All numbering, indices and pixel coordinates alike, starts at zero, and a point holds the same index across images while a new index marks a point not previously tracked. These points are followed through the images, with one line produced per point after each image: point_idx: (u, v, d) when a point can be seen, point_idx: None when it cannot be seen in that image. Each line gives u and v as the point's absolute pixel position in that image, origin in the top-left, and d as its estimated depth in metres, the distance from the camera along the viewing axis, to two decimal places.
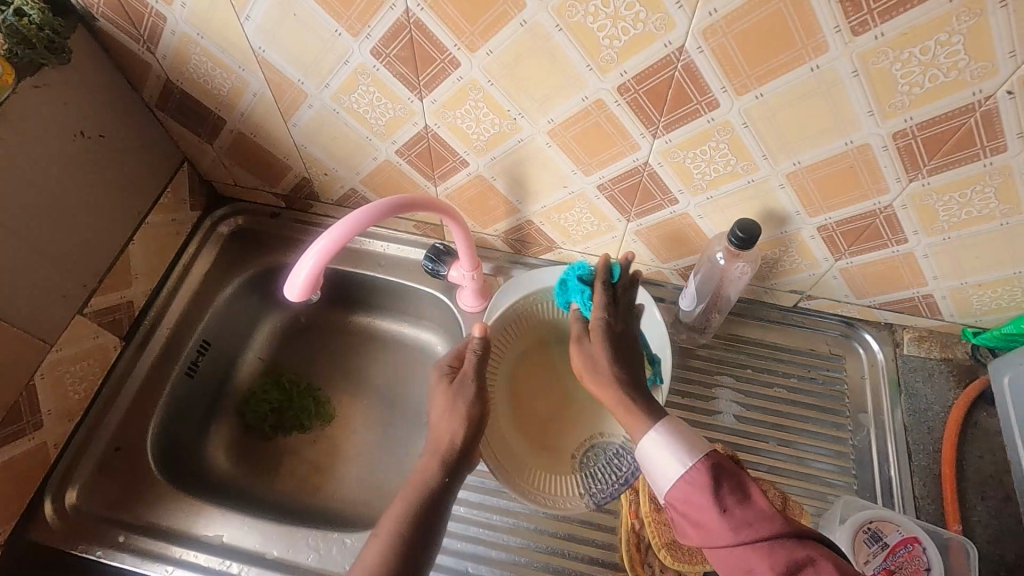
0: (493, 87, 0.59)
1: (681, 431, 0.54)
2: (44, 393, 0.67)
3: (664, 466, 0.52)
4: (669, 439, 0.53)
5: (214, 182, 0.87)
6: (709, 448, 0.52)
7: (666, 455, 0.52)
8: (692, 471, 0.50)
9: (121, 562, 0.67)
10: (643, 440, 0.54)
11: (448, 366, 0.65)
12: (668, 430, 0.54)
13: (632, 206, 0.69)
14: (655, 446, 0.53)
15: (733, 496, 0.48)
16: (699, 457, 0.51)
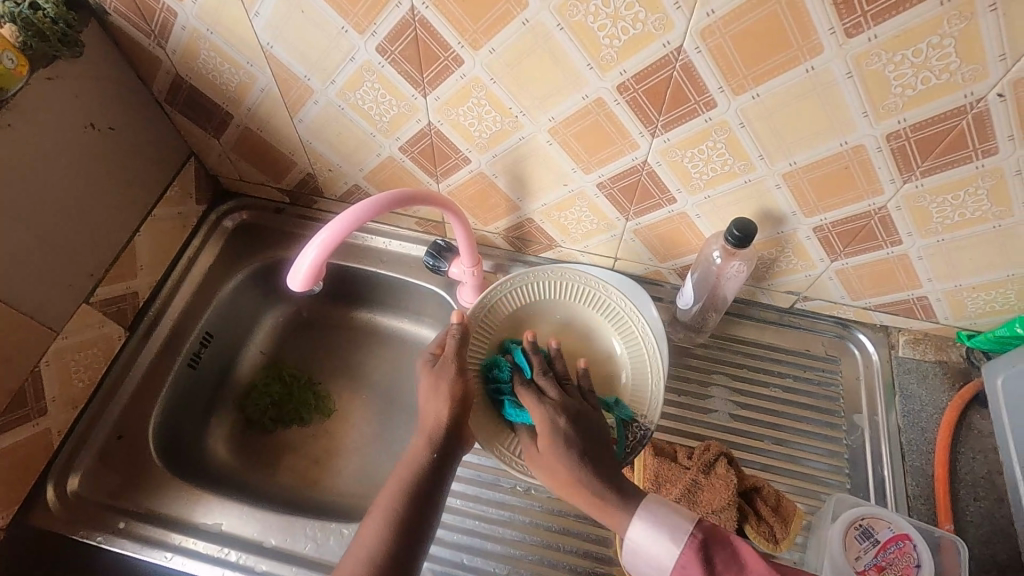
0: (496, 84, 0.60)
1: (660, 512, 0.53)
2: (49, 379, 0.68)
3: (656, 554, 0.52)
4: (650, 528, 0.52)
5: (220, 177, 0.88)
6: (693, 526, 0.51)
7: (657, 541, 0.52)
8: (682, 557, 0.50)
9: (120, 548, 0.68)
10: (627, 539, 0.54)
11: (432, 350, 0.67)
12: (646, 517, 0.53)
13: (631, 204, 0.70)
14: (640, 539, 0.53)
15: (730, 569, 0.48)
16: (687, 537, 0.51)
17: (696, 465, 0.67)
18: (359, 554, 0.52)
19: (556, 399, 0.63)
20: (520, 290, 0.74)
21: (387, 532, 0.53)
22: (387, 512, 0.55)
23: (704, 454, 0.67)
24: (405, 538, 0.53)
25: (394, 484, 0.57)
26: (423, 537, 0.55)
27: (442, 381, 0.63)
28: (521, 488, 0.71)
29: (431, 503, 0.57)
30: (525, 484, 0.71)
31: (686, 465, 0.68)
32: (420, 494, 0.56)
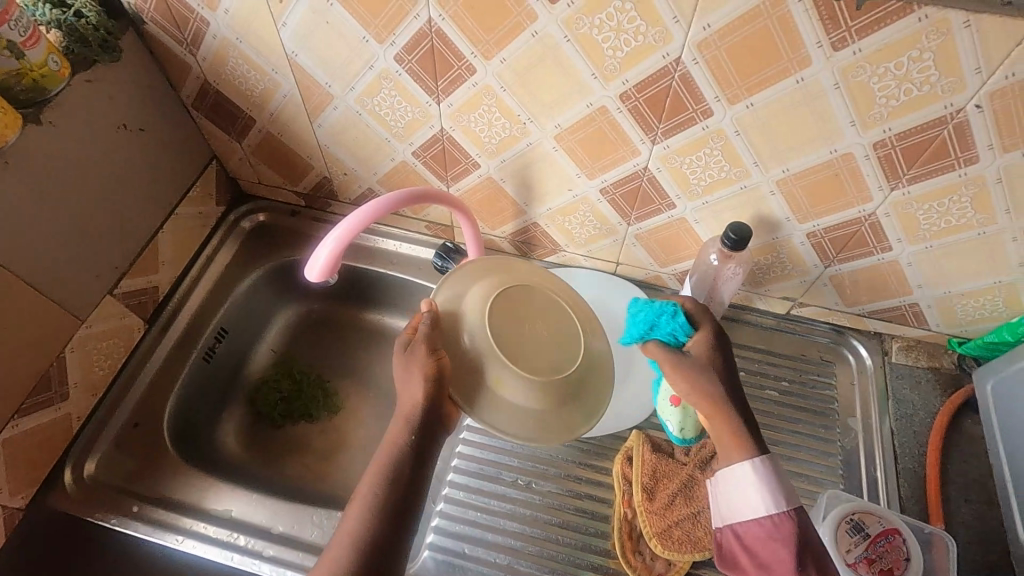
0: (505, 92, 0.64)
1: (782, 477, 0.55)
2: (73, 366, 0.71)
3: (752, 503, 0.55)
4: (763, 484, 0.55)
5: (239, 180, 0.92)
6: (796, 505, 0.54)
7: (756, 500, 0.55)
8: (776, 518, 0.54)
9: (133, 530, 0.70)
10: (735, 468, 0.57)
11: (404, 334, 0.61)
12: (766, 470, 0.55)
13: (632, 210, 0.73)
14: (750, 479, 0.56)
15: (813, 564, 0.52)
16: (787, 512, 0.54)
17: (694, 460, 0.71)
18: (342, 545, 0.52)
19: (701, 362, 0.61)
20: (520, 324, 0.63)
21: (370, 522, 0.53)
22: (367, 501, 0.54)
23: (701, 450, 0.72)
24: (392, 521, 0.54)
25: (371, 470, 0.56)
26: (409, 515, 0.55)
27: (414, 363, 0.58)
28: (522, 482, 0.73)
29: (411, 485, 0.56)
30: (526, 478, 0.73)
31: (683, 460, 0.72)
32: (397, 477, 0.55)
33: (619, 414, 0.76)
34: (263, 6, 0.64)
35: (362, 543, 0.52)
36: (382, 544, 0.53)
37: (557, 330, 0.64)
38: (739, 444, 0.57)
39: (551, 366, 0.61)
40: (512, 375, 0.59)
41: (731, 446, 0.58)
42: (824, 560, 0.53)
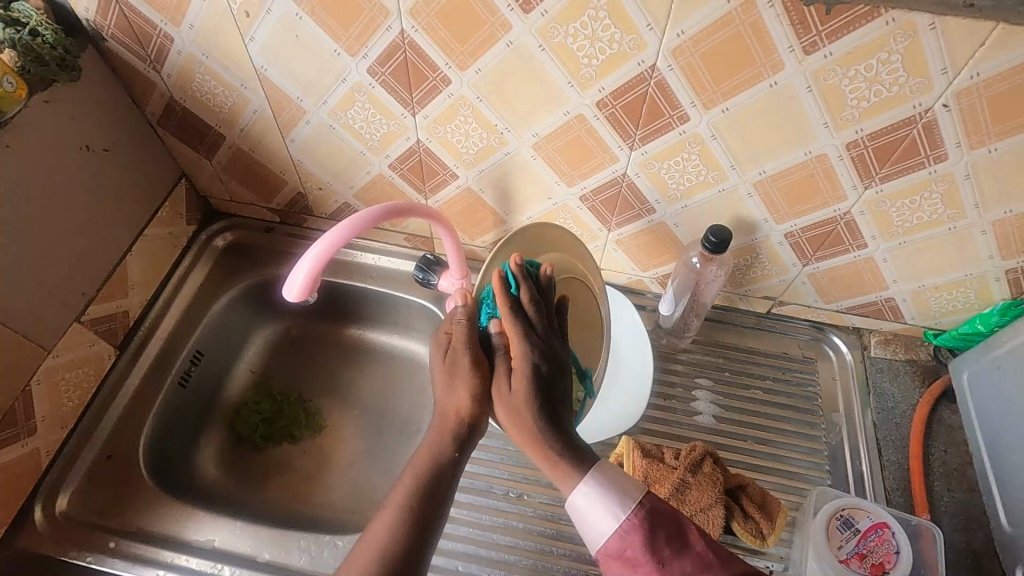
0: (481, 102, 0.63)
1: (610, 479, 0.53)
2: (40, 398, 0.68)
3: (598, 521, 0.52)
4: (601, 495, 0.52)
5: (210, 198, 0.90)
6: (637, 497, 0.52)
7: (600, 510, 0.52)
8: (624, 525, 0.51)
9: (110, 567, 0.67)
10: (573, 499, 0.53)
11: (443, 334, 0.60)
12: (597, 481, 0.53)
13: (612, 215, 0.73)
14: (586, 503, 0.52)
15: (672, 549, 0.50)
16: (633, 508, 0.51)
17: (683, 464, 0.68)
18: (364, 554, 0.51)
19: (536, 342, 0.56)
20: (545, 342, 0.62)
21: (393, 533, 0.52)
22: (395, 513, 0.53)
23: (691, 453, 0.68)
24: (418, 531, 0.53)
25: (403, 479, 0.55)
26: (432, 530, 0.54)
27: (456, 376, 0.57)
28: (513, 494, 0.72)
29: (442, 498, 0.55)
30: (517, 490, 0.73)
31: (673, 464, 0.69)
32: (427, 489, 0.55)
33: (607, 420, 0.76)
34: (229, 20, 0.62)
35: (384, 553, 0.51)
36: (405, 556, 0.52)
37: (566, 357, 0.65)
38: (563, 470, 0.54)
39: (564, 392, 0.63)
40: None
41: (559, 478, 0.55)
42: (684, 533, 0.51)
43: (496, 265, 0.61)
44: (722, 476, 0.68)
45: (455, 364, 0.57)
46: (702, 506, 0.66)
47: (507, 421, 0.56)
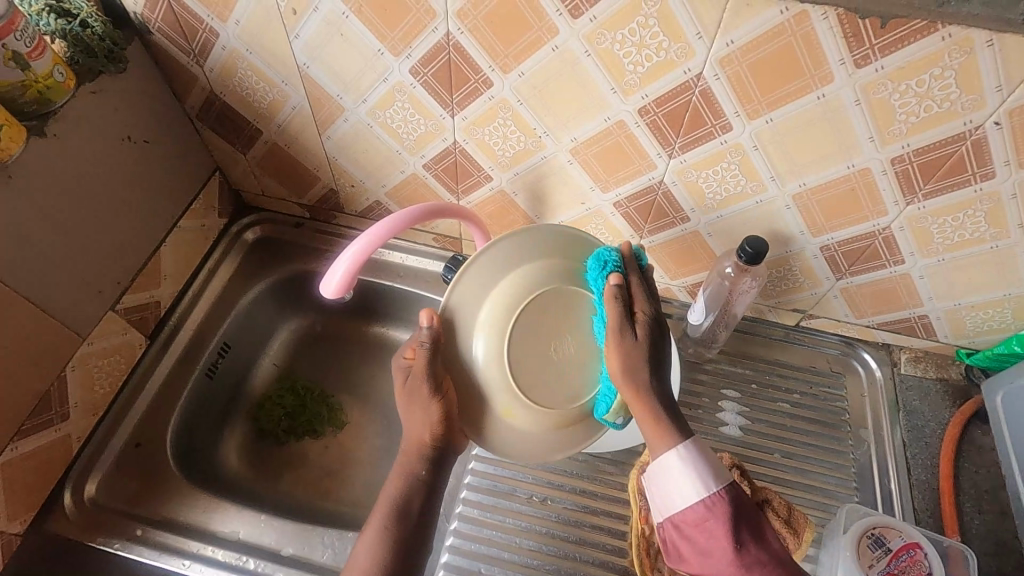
0: (522, 106, 0.63)
1: (706, 457, 0.54)
2: (74, 385, 0.69)
3: (682, 487, 0.53)
4: (695, 467, 0.53)
5: (242, 191, 0.90)
6: (728, 481, 0.53)
7: (688, 482, 0.53)
8: (709, 500, 0.52)
9: (137, 555, 0.68)
10: (661, 459, 0.54)
11: (403, 358, 0.59)
12: (695, 453, 0.53)
13: (645, 223, 0.73)
14: (676, 467, 0.53)
15: (750, 536, 0.50)
16: (718, 488, 0.52)
17: None
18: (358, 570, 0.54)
19: (654, 302, 0.60)
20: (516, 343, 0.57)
21: (381, 550, 0.55)
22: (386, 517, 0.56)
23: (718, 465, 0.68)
24: (403, 551, 0.55)
25: (383, 502, 0.57)
26: (420, 547, 0.57)
27: (415, 399, 0.56)
28: (537, 499, 0.72)
29: (419, 522, 0.57)
30: (541, 495, 0.73)
31: None
32: (406, 510, 0.57)
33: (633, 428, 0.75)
34: (276, 17, 0.63)
35: (380, 567, 0.54)
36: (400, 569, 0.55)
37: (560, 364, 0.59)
38: (657, 428, 0.55)
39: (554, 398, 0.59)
40: (522, 408, 0.58)
41: (651, 432, 0.55)
42: (763, 531, 0.51)
43: (462, 286, 0.58)
44: (749, 489, 0.68)
45: (415, 389, 0.56)
46: None
47: (620, 371, 0.56)
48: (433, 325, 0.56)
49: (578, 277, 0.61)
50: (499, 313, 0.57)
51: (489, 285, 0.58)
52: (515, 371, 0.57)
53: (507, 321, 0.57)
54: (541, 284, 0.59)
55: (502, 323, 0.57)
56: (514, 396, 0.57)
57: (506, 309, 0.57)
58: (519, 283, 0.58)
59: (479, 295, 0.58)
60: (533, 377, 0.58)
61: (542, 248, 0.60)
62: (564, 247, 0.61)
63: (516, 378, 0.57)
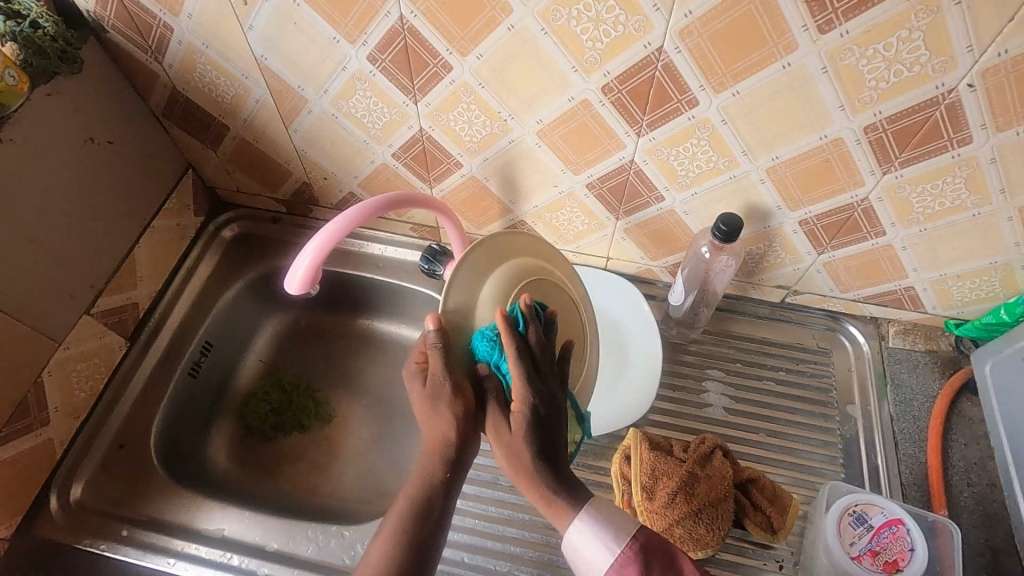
0: (484, 89, 0.62)
1: (605, 513, 0.53)
2: (52, 389, 0.69)
3: (593, 555, 0.52)
4: (597, 528, 0.52)
5: (217, 189, 0.90)
6: (633, 529, 0.53)
7: (594, 544, 0.52)
8: (618, 557, 0.51)
9: (122, 555, 0.68)
10: (567, 532, 0.53)
11: (414, 363, 0.58)
12: (594, 513, 0.53)
13: (620, 204, 0.71)
14: (581, 536, 0.52)
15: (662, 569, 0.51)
16: (623, 543, 0.52)
17: (693, 456, 0.66)
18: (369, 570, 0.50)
19: (528, 381, 0.54)
20: None
21: (396, 547, 0.51)
22: (399, 515, 0.53)
23: (700, 446, 0.67)
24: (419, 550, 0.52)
25: (401, 500, 0.54)
26: (436, 545, 0.53)
27: (439, 401, 0.55)
28: (520, 487, 0.72)
29: (438, 518, 0.54)
30: None
31: (682, 458, 0.67)
32: (425, 508, 0.54)
33: (616, 411, 0.74)
34: (227, 9, 0.61)
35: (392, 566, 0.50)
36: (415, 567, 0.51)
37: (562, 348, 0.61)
38: (553, 510, 0.54)
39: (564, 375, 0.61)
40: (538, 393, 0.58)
41: (549, 512, 0.54)
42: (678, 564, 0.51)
43: (456, 289, 0.59)
44: (732, 470, 0.67)
45: (437, 388, 0.55)
46: (711, 500, 0.64)
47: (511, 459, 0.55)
48: (439, 327, 0.55)
49: (544, 272, 0.65)
50: (489, 316, 0.59)
51: (475, 290, 0.60)
52: None
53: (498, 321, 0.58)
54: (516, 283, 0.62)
55: None
56: None
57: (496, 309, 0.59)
58: (504, 282, 0.61)
59: (469, 296, 0.60)
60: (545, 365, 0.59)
61: (516, 249, 0.64)
62: (534, 247, 0.65)
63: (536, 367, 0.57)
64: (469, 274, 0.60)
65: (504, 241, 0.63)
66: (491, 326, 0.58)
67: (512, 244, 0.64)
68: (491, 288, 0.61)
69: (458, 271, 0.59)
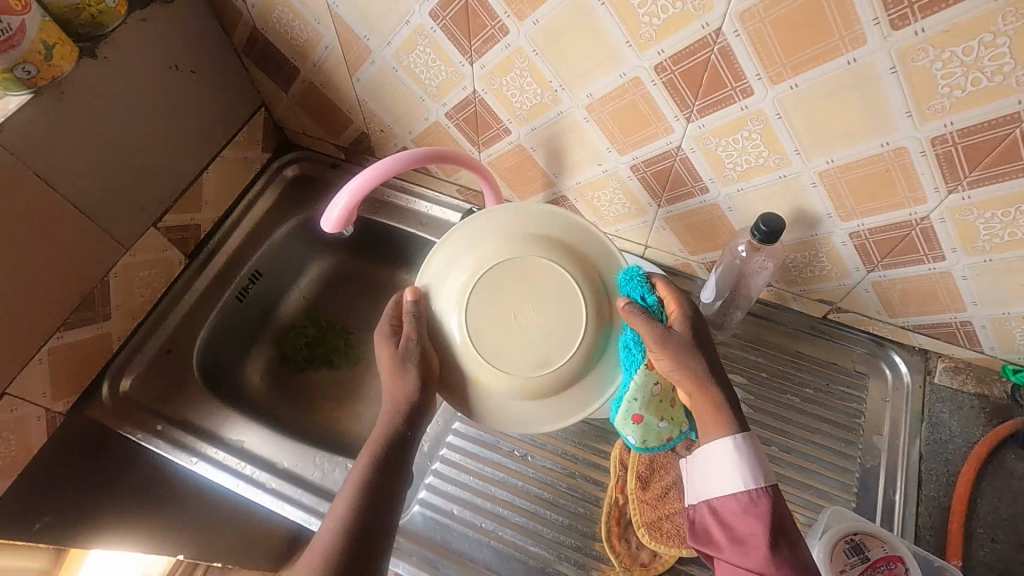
0: (538, 56, 0.62)
1: (762, 458, 0.54)
2: (116, 290, 0.77)
3: (726, 473, 0.54)
4: (741, 461, 0.53)
5: (285, 129, 0.95)
6: (775, 484, 0.52)
7: (733, 470, 0.53)
8: (753, 494, 0.52)
9: (154, 446, 0.76)
10: (714, 443, 0.55)
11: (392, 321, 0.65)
12: (750, 449, 0.53)
13: (663, 190, 0.70)
14: (726, 453, 0.54)
15: (783, 534, 0.50)
16: (761, 488, 0.52)
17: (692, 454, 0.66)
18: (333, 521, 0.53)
19: (683, 304, 0.61)
20: (480, 313, 0.61)
21: (359, 500, 0.54)
22: (364, 470, 0.56)
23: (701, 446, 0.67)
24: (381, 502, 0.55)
25: (365, 455, 0.57)
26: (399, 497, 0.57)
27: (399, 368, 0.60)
28: (518, 453, 0.74)
29: (400, 472, 0.57)
30: (523, 450, 0.74)
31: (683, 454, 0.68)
32: (389, 463, 0.57)
33: None
34: None
35: (354, 518, 0.53)
36: (377, 518, 0.54)
37: (543, 332, 0.61)
38: (716, 419, 0.56)
39: (536, 361, 0.61)
40: (492, 375, 0.61)
41: (709, 421, 0.57)
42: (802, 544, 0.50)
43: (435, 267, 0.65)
44: None
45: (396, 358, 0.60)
46: None
47: (672, 368, 0.57)
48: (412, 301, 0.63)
49: (538, 248, 0.63)
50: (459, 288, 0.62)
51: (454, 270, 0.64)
52: (485, 351, 0.61)
53: (468, 297, 0.62)
54: (508, 255, 0.62)
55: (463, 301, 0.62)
56: (481, 363, 0.61)
57: (472, 288, 0.62)
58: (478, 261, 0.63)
59: (444, 273, 0.64)
60: (505, 350, 0.61)
61: (509, 228, 0.64)
62: (532, 223, 0.64)
63: (476, 349, 0.61)
64: (450, 253, 0.65)
65: (500, 218, 0.65)
66: (456, 307, 0.62)
67: (502, 220, 0.64)
68: (468, 268, 0.63)
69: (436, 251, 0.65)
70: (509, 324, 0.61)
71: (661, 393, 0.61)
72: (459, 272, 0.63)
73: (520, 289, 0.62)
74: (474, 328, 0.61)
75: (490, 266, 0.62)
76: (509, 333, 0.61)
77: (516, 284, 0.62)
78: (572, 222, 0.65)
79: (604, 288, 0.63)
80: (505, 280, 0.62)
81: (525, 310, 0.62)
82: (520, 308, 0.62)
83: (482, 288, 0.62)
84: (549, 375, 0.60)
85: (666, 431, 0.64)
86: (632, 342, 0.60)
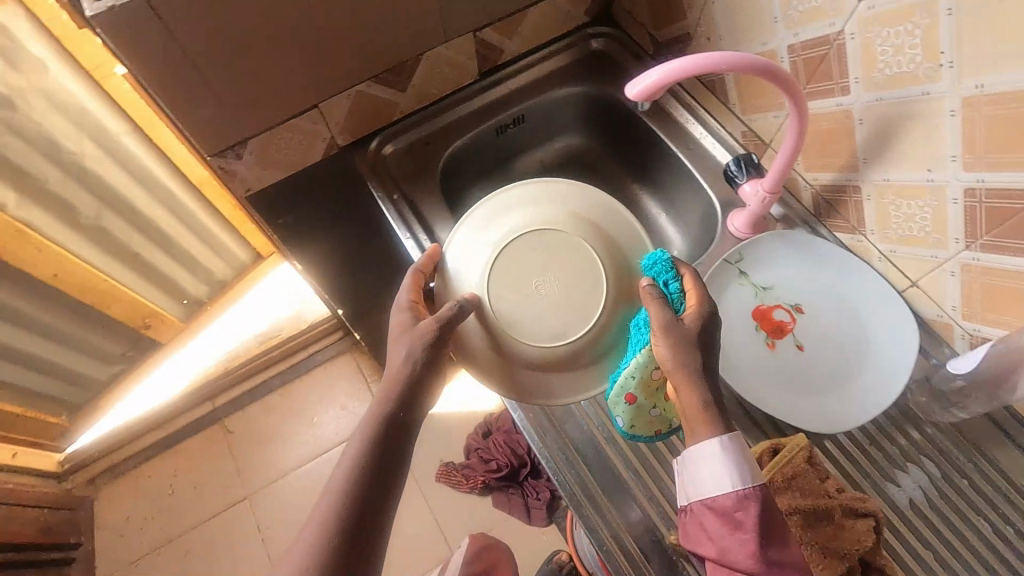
0: (950, 18, 0.53)
1: (744, 459, 0.57)
2: (420, 71, 0.86)
3: (718, 477, 0.57)
4: (728, 463, 0.56)
5: (615, 2, 0.96)
6: (759, 483, 0.56)
7: (722, 473, 0.57)
8: (743, 493, 0.56)
9: (386, 208, 0.87)
10: (703, 448, 0.58)
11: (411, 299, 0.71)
12: (735, 456, 0.57)
13: (987, 233, 0.58)
14: (716, 459, 0.57)
15: (772, 530, 0.54)
16: (749, 487, 0.56)
17: (843, 502, 0.62)
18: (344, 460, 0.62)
19: (699, 296, 0.63)
20: (500, 280, 0.69)
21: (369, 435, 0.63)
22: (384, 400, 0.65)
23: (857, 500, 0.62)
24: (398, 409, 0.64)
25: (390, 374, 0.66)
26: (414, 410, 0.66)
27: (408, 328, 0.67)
28: None
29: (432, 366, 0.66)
30: None
31: (829, 492, 0.64)
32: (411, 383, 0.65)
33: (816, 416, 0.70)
34: None
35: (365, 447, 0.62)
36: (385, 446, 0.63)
37: (556, 300, 0.68)
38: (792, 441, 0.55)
39: (553, 332, 0.68)
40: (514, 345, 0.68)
41: (698, 422, 0.58)
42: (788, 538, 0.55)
43: (456, 250, 0.73)
44: (873, 544, 0.61)
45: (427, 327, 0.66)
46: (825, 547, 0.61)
47: (668, 356, 0.59)
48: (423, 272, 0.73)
49: (558, 224, 0.70)
50: (484, 260, 0.70)
51: (474, 251, 0.71)
52: (511, 322, 0.68)
53: (491, 261, 0.70)
54: (528, 228, 0.71)
55: (486, 281, 0.69)
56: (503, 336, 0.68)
57: (496, 245, 0.70)
58: (504, 237, 0.71)
59: (466, 252, 0.72)
60: (523, 316, 0.68)
61: (530, 203, 0.72)
62: (545, 198, 0.72)
63: (500, 318, 0.68)
64: (467, 237, 0.72)
65: (528, 191, 0.73)
66: (476, 285, 0.70)
67: (526, 195, 0.72)
68: (495, 248, 0.71)
69: (455, 233, 0.73)
70: (526, 289, 0.69)
71: (658, 379, 0.65)
72: (487, 250, 0.71)
73: (540, 259, 0.70)
74: (495, 300, 0.69)
75: (512, 239, 0.70)
76: (528, 301, 0.68)
77: (533, 255, 0.70)
78: (580, 194, 0.73)
79: (620, 260, 0.70)
80: (521, 254, 0.70)
81: (542, 278, 0.69)
82: (536, 278, 0.69)
83: (502, 264, 0.70)
84: (562, 343, 0.68)
85: (640, 419, 0.68)
86: (642, 322, 0.65)
